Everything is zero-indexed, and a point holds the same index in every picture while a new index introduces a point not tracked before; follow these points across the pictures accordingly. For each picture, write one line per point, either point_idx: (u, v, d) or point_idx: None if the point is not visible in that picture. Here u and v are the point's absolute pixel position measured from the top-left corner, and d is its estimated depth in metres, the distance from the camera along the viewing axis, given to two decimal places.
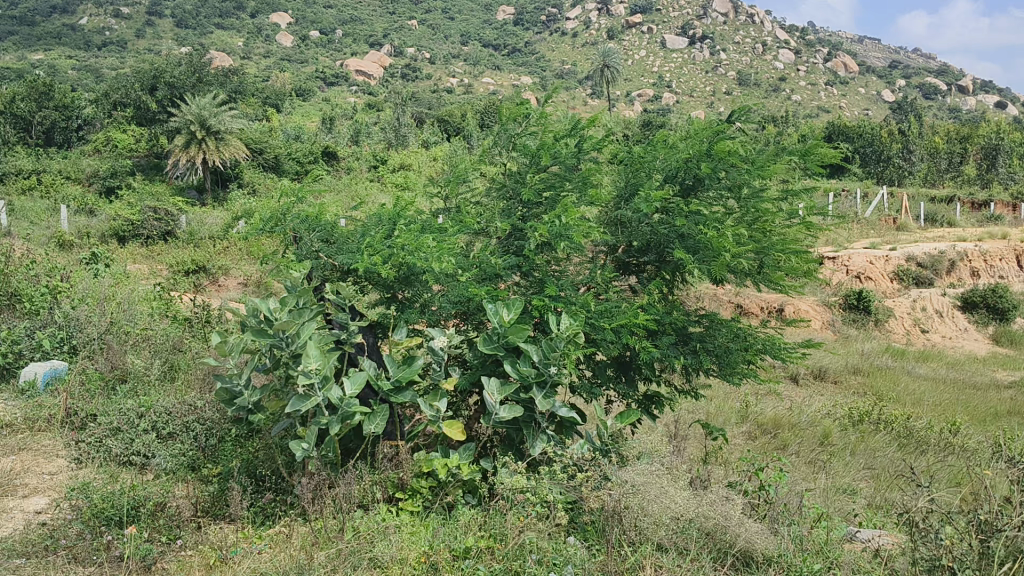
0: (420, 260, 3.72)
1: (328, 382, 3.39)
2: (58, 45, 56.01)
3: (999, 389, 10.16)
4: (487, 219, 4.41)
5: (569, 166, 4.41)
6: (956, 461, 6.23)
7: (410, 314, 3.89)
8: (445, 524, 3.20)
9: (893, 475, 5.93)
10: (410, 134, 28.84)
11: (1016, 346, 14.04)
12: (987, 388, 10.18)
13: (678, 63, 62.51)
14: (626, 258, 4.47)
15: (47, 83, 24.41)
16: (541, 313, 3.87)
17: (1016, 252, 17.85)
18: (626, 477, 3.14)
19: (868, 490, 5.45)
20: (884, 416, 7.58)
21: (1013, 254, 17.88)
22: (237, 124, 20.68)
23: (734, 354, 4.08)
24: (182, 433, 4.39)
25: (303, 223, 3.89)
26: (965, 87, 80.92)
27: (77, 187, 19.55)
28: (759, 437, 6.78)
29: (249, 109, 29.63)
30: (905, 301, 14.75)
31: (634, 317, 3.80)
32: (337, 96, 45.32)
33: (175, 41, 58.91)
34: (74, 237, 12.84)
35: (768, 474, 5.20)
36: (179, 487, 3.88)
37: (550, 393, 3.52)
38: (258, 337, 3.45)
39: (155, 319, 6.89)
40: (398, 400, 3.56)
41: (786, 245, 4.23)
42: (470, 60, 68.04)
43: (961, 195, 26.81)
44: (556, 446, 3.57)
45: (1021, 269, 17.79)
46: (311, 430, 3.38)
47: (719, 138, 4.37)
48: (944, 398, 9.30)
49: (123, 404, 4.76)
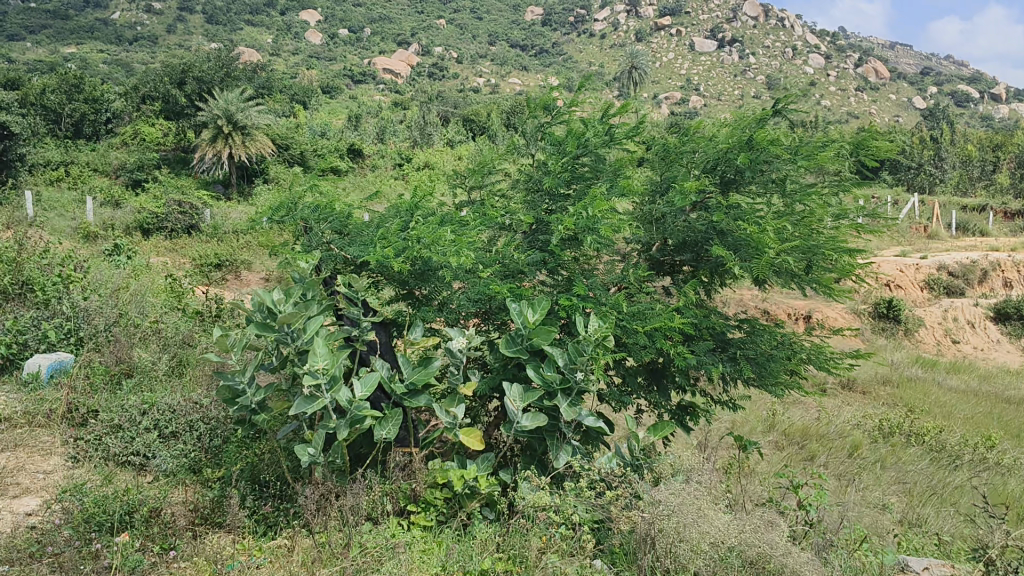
0: (435, 254, 3.45)
1: (337, 382, 3.12)
2: (90, 39, 56.46)
3: None
4: (511, 213, 4.12)
5: (600, 155, 4.14)
6: (995, 481, 5.94)
7: (428, 310, 3.60)
8: (460, 540, 2.94)
9: (928, 490, 5.67)
10: (436, 133, 28.65)
11: None
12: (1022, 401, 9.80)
13: (707, 67, 61.93)
14: (660, 256, 4.18)
15: (77, 77, 24.43)
16: (568, 313, 3.58)
17: None
18: (658, 494, 2.82)
19: (901, 506, 5.20)
20: (917, 429, 7.26)
21: None
22: (263, 119, 20.54)
23: (775, 363, 3.78)
24: (185, 433, 4.18)
25: (314, 211, 3.64)
26: (998, 95, 79.81)
27: (103, 180, 19.48)
28: (786, 447, 6.56)
29: (277, 105, 29.62)
30: (937, 310, 14.42)
31: (669, 320, 3.49)
32: (364, 94, 45.27)
33: (206, 37, 59.11)
34: (99, 228, 12.68)
35: (798, 487, 4.99)
36: (178, 491, 3.65)
37: (576, 401, 3.23)
38: (262, 331, 3.19)
39: (167, 311, 6.67)
40: (414, 403, 3.29)
41: (836, 243, 3.88)
42: (497, 60, 67.84)
43: (994, 204, 26.26)
44: (583, 458, 3.28)
45: None
46: (317, 434, 3.12)
47: (762, 127, 4.04)
48: (977, 411, 8.94)
49: (126, 401, 4.53)
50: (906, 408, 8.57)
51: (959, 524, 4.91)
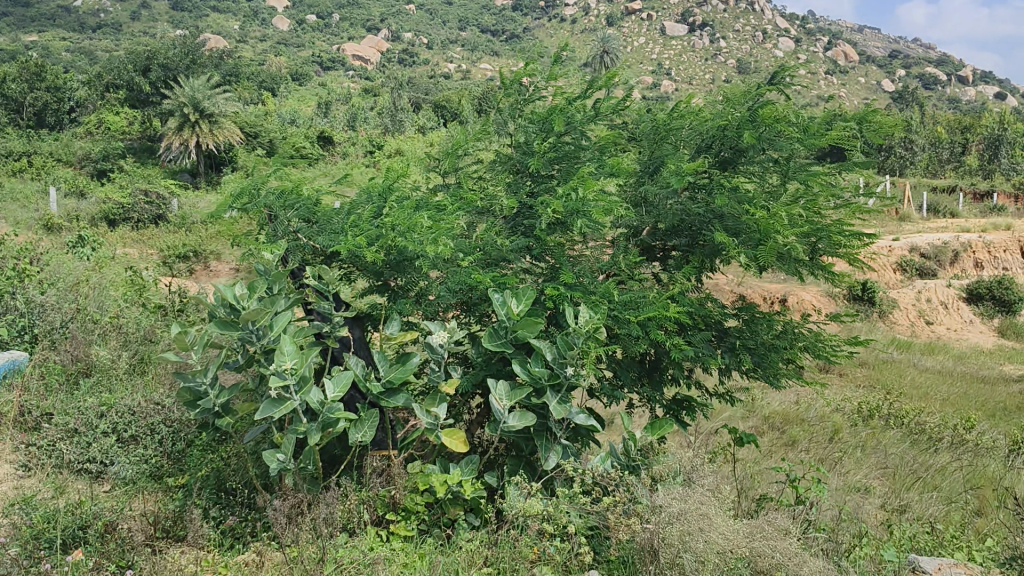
0: (412, 242, 3.21)
1: (307, 383, 2.87)
2: (53, 27, 55.35)
3: (1009, 383, 9.69)
4: (491, 197, 3.87)
5: (585, 133, 3.90)
6: (977, 464, 5.82)
7: (404, 304, 3.36)
8: (445, 553, 2.70)
9: (912, 474, 5.52)
10: (407, 119, 28.24)
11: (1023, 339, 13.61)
12: (997, 381, 9.72)
13: (678, 51, 61.73)
14: (651, 241, 3.95)
15: (39, 65, 23.81)
16: (555, 304, 3.35)
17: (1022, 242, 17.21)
18: (660, 500, 2.60)
19: (885, 490, 5.03)
20: (896, 411, 7.10)
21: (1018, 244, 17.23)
22: (231, 107, 20.08)
23: (777, 354, 3.57)
24: (145, 437, 3.92)
25: (279, 198, 3.39)
26: (964, 78, 80.39)
27: (68, 170, 18.99)
28: (767, 432, 6.40)
29: (246, 92, 29.11)
30: (910, 292, 14.37)
31: (664, 310, 3.27)
32: (334, 80, 44.68)
33: (171, 24, 58.08)
34: (64, 219, 12.28)
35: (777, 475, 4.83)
36: (137, 500, 3.40)
37: (567, 398, 3.00)
38: (224, 329, 2.93)
39: (128, 305, 6.36)
40: (391, 404, 3.04)
41: (842, 226, 3.67)
42: (467, 46, 67.31)
43: (964, 185, 26.33)
44: (574, 459, 3.05)
45: None
46: (286, 440, 2.87)
47: (763, 103, 3.82)
48: (955, 392, 8.83)
49: (82, 403, 4.24)
50: (885, 390, 8.44)
51: (944, 509, 4.77)
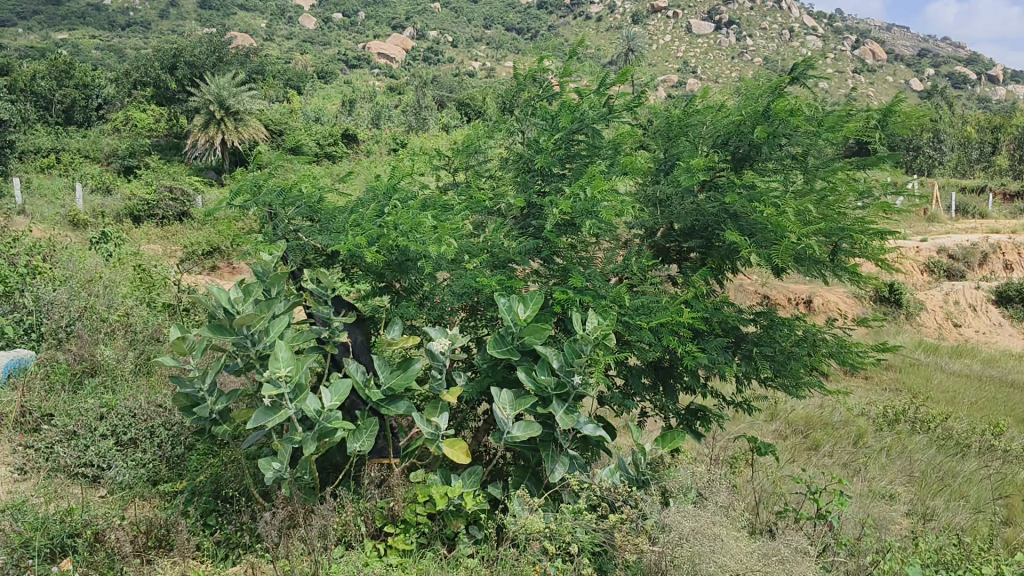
0: (415, 242, 3.09)
1: (302, 391, 2.74)
2: (83, 25, 55.82)
3: None
4: (500, 195, 3.73)
5: (597, 131, 3.76)
6: (1006, 472, 5.61)
7: (407, 307, 3.24)
8: (443, 570, 2.57)
9: (938, 481, 5.33)
10: (431, 117, 28.16)
11: None
12: None
13: (704, 49, 61.25)
14: (666, 242, 3.80)
15: (68, 63, 23.92)
16: (564, 308, 3.20)
17: None
18: (670, 519, 2.46)
19: (910, 497, 4.85)
20: (922, 415, 6.89)
21: None
22: (257, 104, 20.07)
23: (798, 362, 3.40)
24: (144, 441, 3.82)
25: (279, 195, 3.26)
26: (995, 77, 79.32)
27: (95, 166, 19.06)
28: (788, 435, 6.22)
29: (271, 90, 29.16)
30: (938, 294, 14.10)
31: (677, 315, 3.12)
32: (359, 78, 44.73)
33: (198, 22, 58.34)
34: (89, 215, 12.30)
35: (797, 482, 4.67)
36: (131, 508, 3.30)
37: (574, 408, 2.86)
38: (217, 333, 2.80)
39: (140, 302, 6.29)
40: (392, 411, 2.91)
41: (865, 225, 3.47)
42: (492, 44, 67.17)
43: (993, 185, 25.86)
44: (583, 471, 2.91)
45: None
46: (282, 449, 2.75)
47: (780, 97, 3.65)
48: (982, 396, 8.59)
49: (83, 405, 4.15)
50: (911, 394, 8.22)
51: (971, 519, 4.59)
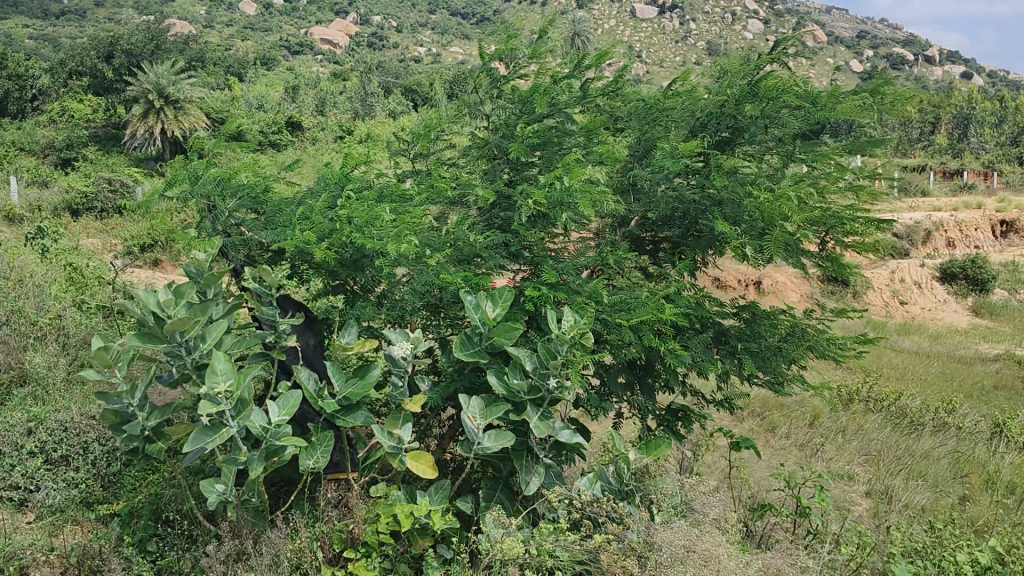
0: (371, 236, 2.82)
1: (246, 405, 2.46)
2: (16, 14, 53.89)
3: (986, 363, 9.42)
4: (464, 185, 3.48)
5: (569, 115, 3.52)
6: (966, 450, 5.53)
7: (363, 308, 2.97)
8: None
9: (896, 460, 5.22)
10: (378, 103, 27.69)
11: (996, 317, 13.31)
12: (974, 361, 9.46)
13: (649, 33, 61.38)
14: (640, 232, 3.60)
15: None
16: (536, 305, 2.96)
17: (993, 221, 17.06)
18: (659, 537, 2.26)
19: (869, 477, 4.74)
20: (875, 394, 6.79)
21: (989, 222, 17.06)
22: (197, 92, 19.49)
23: (783, 357, 3.22)
24: (77, 458, 3.50)
25: (218, 186, 2.96)
26: (931, 57, 80.75)
27: (30, 159, 18.27)
28: (745, 418, 6.08)
29: (212, 78, 28.42)
30: (883, 272, 14.12)
31: (658, 312, 2.90)
32: (303, 65, 43.91)
33: (136, 8, 56.62)
34: (23, 210, 11.72)
35: (755, 466, 4.53)
36: (61, 536, 2.99)
37: (549, 415, 2.62)
38: (146, 342, 2.50)
39: (71, 301, 5.90)
40: (349, 423, 2.65)
41: (856, 211, 3.31)
42: (438, 28, 66.50)
43: (933, 163, 26.24)
44: (559, 483, 2.68)
45: (997, 238, 16.97)
46: (225, 471, 2.47)
47: (766, 75, 3.56)
48: (934, 373, 8.56)
49: (9, 418, 3.81)
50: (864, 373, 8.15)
51: (932, 497, 4.48)
